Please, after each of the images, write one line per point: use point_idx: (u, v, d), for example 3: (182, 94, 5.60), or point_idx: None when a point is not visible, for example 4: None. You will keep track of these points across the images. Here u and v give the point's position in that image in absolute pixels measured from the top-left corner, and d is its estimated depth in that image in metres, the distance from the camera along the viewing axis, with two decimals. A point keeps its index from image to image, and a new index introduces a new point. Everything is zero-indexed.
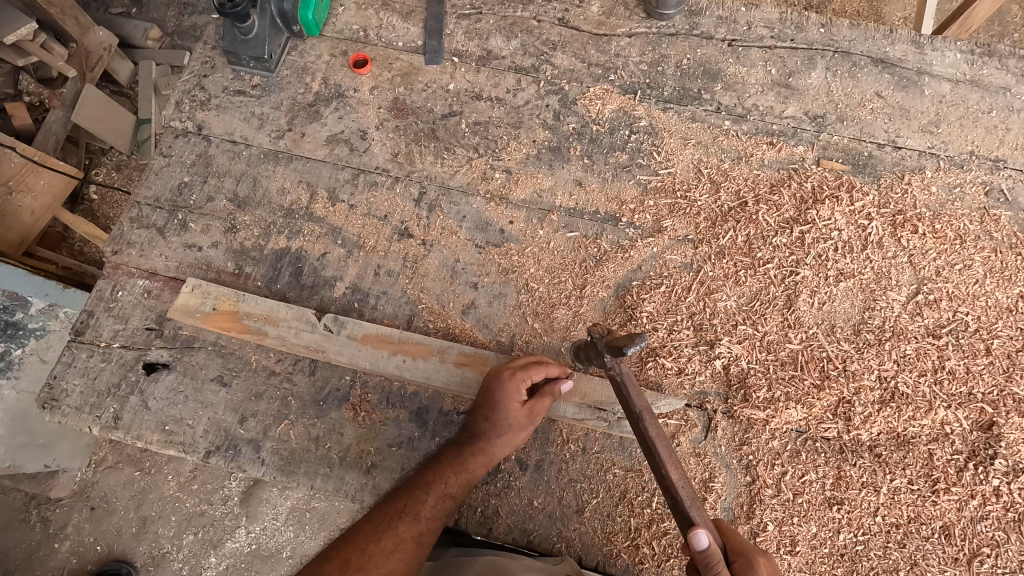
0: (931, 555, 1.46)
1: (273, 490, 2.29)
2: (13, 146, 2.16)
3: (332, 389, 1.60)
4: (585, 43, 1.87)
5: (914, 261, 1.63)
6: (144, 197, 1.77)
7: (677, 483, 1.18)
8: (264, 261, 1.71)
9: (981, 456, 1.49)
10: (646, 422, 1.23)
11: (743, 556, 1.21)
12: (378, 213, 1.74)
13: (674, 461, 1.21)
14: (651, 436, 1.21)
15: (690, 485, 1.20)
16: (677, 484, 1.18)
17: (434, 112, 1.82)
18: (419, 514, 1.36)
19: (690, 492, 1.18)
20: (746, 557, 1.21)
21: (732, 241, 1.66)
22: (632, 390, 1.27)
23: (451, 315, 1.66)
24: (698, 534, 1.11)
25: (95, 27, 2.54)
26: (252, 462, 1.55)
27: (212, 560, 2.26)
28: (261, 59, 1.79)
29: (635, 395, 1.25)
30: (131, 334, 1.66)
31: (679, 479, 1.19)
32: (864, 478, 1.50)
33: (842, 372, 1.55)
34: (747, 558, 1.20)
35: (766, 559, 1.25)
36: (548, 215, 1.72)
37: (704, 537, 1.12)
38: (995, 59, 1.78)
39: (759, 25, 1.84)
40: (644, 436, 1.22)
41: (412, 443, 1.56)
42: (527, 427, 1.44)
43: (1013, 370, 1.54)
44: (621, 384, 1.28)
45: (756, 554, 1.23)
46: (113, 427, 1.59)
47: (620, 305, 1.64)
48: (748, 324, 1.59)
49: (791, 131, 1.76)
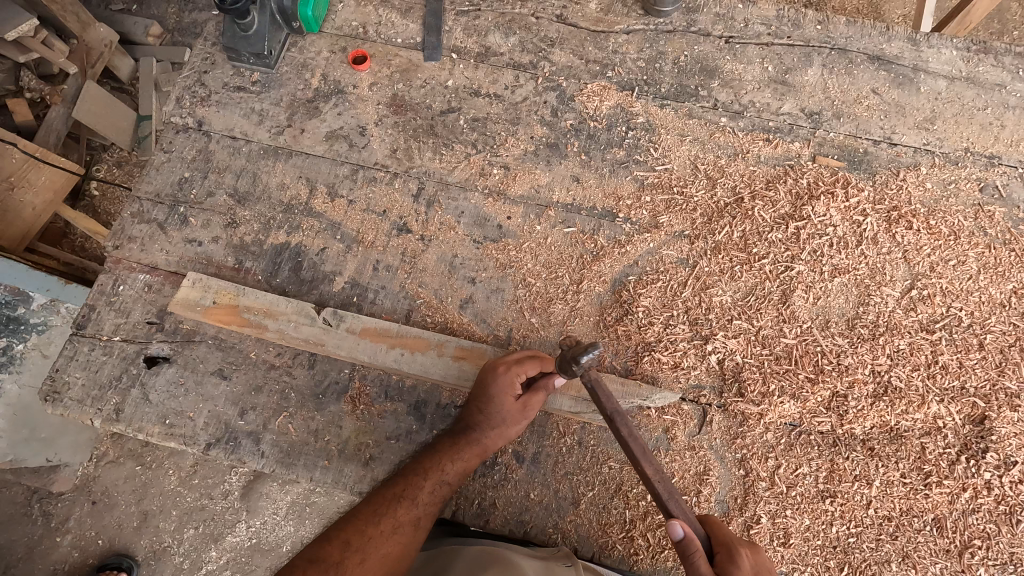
0: (923, 547, 1.48)
1: (273, 485, 2.31)
2: (14, 142, 2.22)
3: (331, 382, 1.62)
4: (583, 40, 1.88)
5: (908, 257, 1.64)
6: (145, 192, 1.79)
7: (654, 478, 1.19)
8: (263, 255, 1.72)
9: (973, 449, 1.50)
10: (618, 421, 1.21)
11: (727, 547, 1.22)
12: (377, 209, 1.75)
13: (652, 457, 1.21)
14: (626, 437, 1.19)
15: (669, 479, 1.21)
16: (653, 479, 1.18)
17: (433, 109, 1.83)
18: (418, 499, 1.38)
19: (666, 486, 1.18)
20: (730, 549, 1.21)
21: (727, 236, 1.67)
22: (603, 392, 1.24)
23: (448, 309, 1.67)
24: (672, 527, 1.14)
25: (96, 24, 2.54)
26: (252, 454, 1.57)
27: (213, 554, 2.28)
28: (260, 55, 1.80)
29: (606, 397, 1.23)
30: (132, 328, 1.68)
31: (656, 474, 1.19)
32: (856, 471, 1.52)
33: (836, 366, 1.56)
34: (731, 550, 1.20)
35: (752, 551, 1.25)
36: (546, 211, 1.73)
37: (679, 528, 1.16)
38: (991, 56, 1.79)
39: (756, 23, 1.86)
40: (618, 437, 1.21)
41: (409, 435, 1.58)
42: (521, 420, 1.46)
43: (1006, 365, 1.55)
44: (592, 387, 1.26)
45: (741, 546, 1.24)
46: (114, 419, 1.61)
47: (616, 300, 1.65)
48: (743, 318, 1.60)
49: (788, 127, 1.77)
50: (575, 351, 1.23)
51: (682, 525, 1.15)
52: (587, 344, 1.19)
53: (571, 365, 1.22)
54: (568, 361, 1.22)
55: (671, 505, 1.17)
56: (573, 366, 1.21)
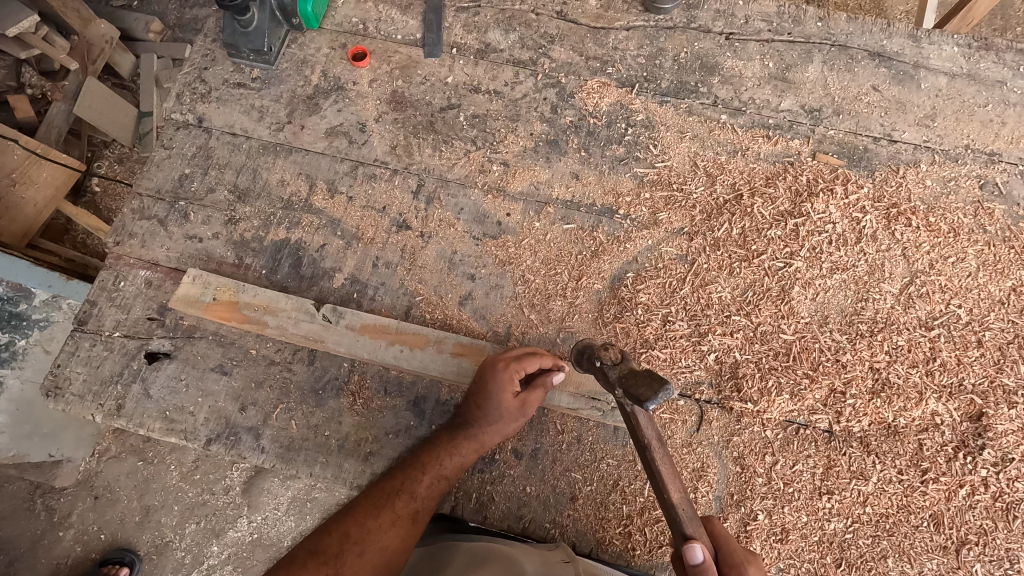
0: (919, 544, 1.48)
1: (275, 481, 2.32)
2: (14, 138, 2.19)
3: (331, 378, 1.63)
4: (583, 37, 1.88)
5: (908, 254, 1.64)
6: (146, 188, 1.79)
7: (676, 503, 1.17)
8: (263, 252, 1.73)
9: (970, 446, 1.51)
10: (649, 443, 1.20)
11: (735, 568, 1.21)
12: (376, 205, 1.76)
13: (677, 483, 1.20)
14: (656, 462, 1.19)
15: (689, 503, 1.20)
16: (676, 503, 1.17)
17: (432, 105, 1.84)
18: (416, 492, 1.39)
19: (690, 512, 1.17)
20: (738, 570, 1.21)
21: (726, 232, 1.67)
22: (638, 411, 1.23)
23: (448, 305, 1.68)
24: (693, 550, 1.12)
25: (96, 20, 2.56)
26: (251, 449, 1.58)
27: (215, 549, 2.30)
28: (260, 51, 1.81)
29: (642, 419, 1.21)
30: (133, 324, 1.69)
31: (679, 499, 1.18)
32: (852, 467, 1.52)
33: (834, 362, 1.56)
34: (740, 572, 1.21)
35: (756, 570, 1.26)
36: (545, 207, 1.73)
37: (700, 553, 1.13)
38: (992, 53, 1.79)
39: (757, 19, 1.85)
40: (646, 457, 1.20)
41: (408, 431, 1.59)
42: (520, 416, 1.46)
43: (1004, 362, 1.56)
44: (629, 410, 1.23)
45: (746, 564, 1.24)
46: (116, 414, 1.62)
47: (614, 296, 1.66)
48: (741, 314, 1.60)
49: (787, 124, 1.77)
50: (626, 375, 1.18)
51: (703, 550, 1.13)
52: (658, 386, 1.07)
53: (617, 387, 1.20)
54: (612, 382, 1.21)
55: (690, 528, 1.16)
56: (615, 386, 1.21)
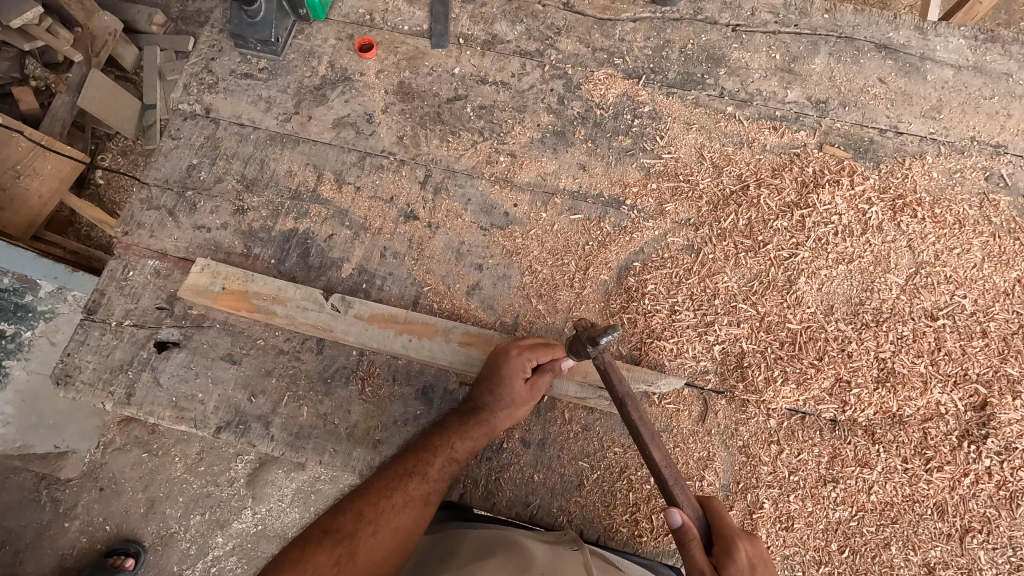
0: (924, 531, 1.50)
1: (280, 472, 2.33)
2: (20, 129, 2.23)
3: (339, 367, 1.64)
4: (590, 28, 1.88)
5: (913, 245, 1.65)
6: (154, 178, 1.79)
7: (661, 465, 1.20)
8: (272, 242, 1.73)
9: (974, 434, 1.52)
10: (629, 405, 1.23)
11: (723, 540, 1.22)
12: (384, 196, 1.76)
13: (659, 444, 1.24)
14: (634, 419, 1.23)
15: (675, 466, 1.23)
16: (661, 464, 1.21)
17: (439, 96, 1.84)
18: (428, 475, 1.41)
19: (674, 473, 1.21)
20: (726, 541, 1.22)
21: (733, 223, 1.68)
22: (617, 374, 1.27)
23: (456, 295, 1.69)
24: (670, 514, 1.16)
25: (100, 12, 2.56)
26: (261, 437, 1.59)
27: (220, 539, 2.32)
28: (268, 42, 1.81)
29: (619, 380, 1.25)
30: (142, 313, 1.69)
31: (664, 460, 1.22)
32: (858, 455, 1.54)
33: (840, 352, 1.58)
34: (727, 542, 1.21)
35: (748, 540, 1.25)
36: (552, 198, 1.74)
37: (678, 516, 1.17)
38: (998, 45, 1.79)
39: (764, 11, 1.85)
40: (629, 421, 1.23)
41: (417, 419, 1.60)
42: (529, 401, 1.49)
43: (1008, 352, 1.57)
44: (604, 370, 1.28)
45: (739, 536, 1.24)
46: (125, 403, 1.63)
47: (621, 287, 1.66)
48: (747, 303, 1.61)
49: (794, 116, 1.77)
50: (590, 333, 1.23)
51: (681, 513, 1.17)
52: (606, 326, 1.18)
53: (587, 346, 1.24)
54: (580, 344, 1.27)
55: (677, 493, 1.19)
56: (589, 348, 1.23)
